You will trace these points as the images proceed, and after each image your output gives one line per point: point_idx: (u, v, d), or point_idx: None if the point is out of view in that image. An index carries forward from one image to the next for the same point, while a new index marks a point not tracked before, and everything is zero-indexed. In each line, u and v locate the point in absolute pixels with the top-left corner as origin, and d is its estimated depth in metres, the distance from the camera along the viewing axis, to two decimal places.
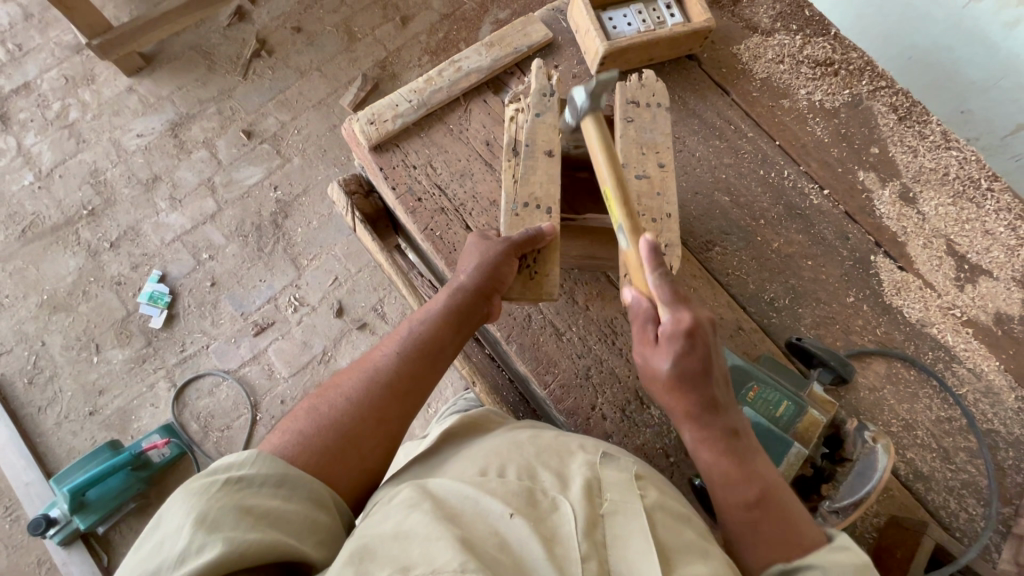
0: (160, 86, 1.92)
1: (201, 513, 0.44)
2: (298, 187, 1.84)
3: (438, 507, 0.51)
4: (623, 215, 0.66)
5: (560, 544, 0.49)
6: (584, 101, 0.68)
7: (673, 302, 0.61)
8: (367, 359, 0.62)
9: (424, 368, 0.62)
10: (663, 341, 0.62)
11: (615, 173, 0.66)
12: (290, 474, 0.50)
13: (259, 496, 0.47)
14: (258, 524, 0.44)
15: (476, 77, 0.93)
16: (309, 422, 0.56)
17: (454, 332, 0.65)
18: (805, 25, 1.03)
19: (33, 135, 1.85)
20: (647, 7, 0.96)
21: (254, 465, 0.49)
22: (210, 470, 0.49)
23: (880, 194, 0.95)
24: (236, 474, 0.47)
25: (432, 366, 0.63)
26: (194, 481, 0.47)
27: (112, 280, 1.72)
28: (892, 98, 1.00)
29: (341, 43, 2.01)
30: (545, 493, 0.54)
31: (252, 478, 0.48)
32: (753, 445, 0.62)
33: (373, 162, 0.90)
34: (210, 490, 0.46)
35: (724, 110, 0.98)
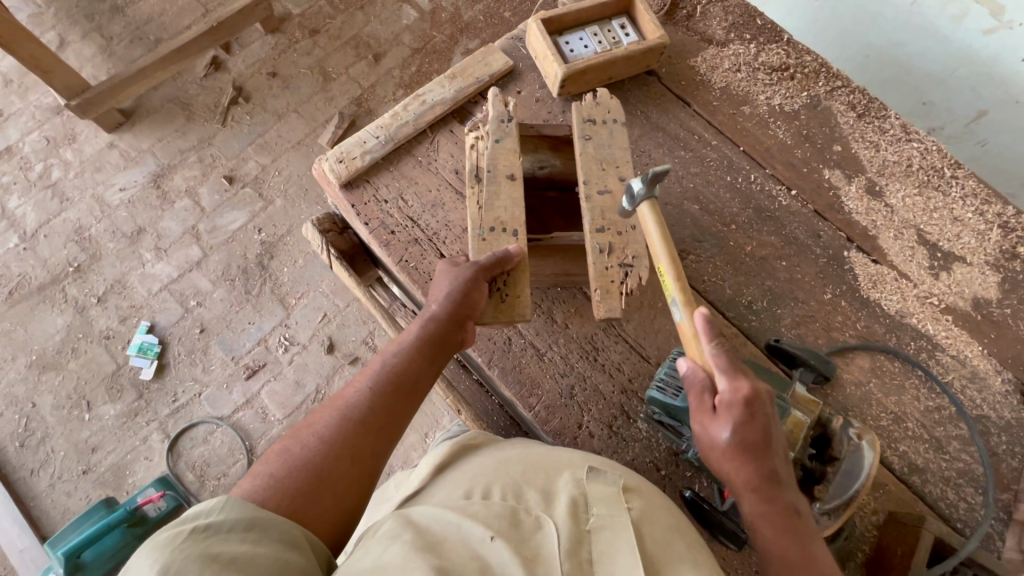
0: (141, 140, 1.95)
1: (164, 565, 0.43)
2: (282, 227, 1.86)
3: (419, 536, 0.51)
4: (678, 292, 0.65)
5: (541, 563, 0.49)
6: (641, 190, 0.65)
7: (729, 368, 0.60)
8: (340, 397, 0.62)
9: (398, 401, 0.62)
10: (728, 406, 0.59)
11: (671, 252, 0.65)
12: (259, 518, 0.49)
13: (227, 542, 0.46)
14: (225, 570, 0.43)
15: (441, 108, 0.95)
16: (280, 465, 0.55)
17: (427, 363, 0.65)
18: (759, 33, 1.06)
19: (17, 198, 1.87)
20: (603, 29, 0.98)
21: (226, 512, 0.49)
22: (178, 521, 0.48)
23: (847, 191, 0.96)
24: (203, 523, 0.47)
25: (405, 398, 0.63)
26: (161, 534, 0.46)
27: (101, 335, 1.72)
28: (849, 97, 1.02)
29: (316, 84, 2.06)
30: (528, 512, 0.54)
31: (219, 525, 0.47)
32: (811, 527, 0.59)
33: (344, 200, 0.91)
34: (177, 541, 0.45)
35: (686, 121, 1.00)
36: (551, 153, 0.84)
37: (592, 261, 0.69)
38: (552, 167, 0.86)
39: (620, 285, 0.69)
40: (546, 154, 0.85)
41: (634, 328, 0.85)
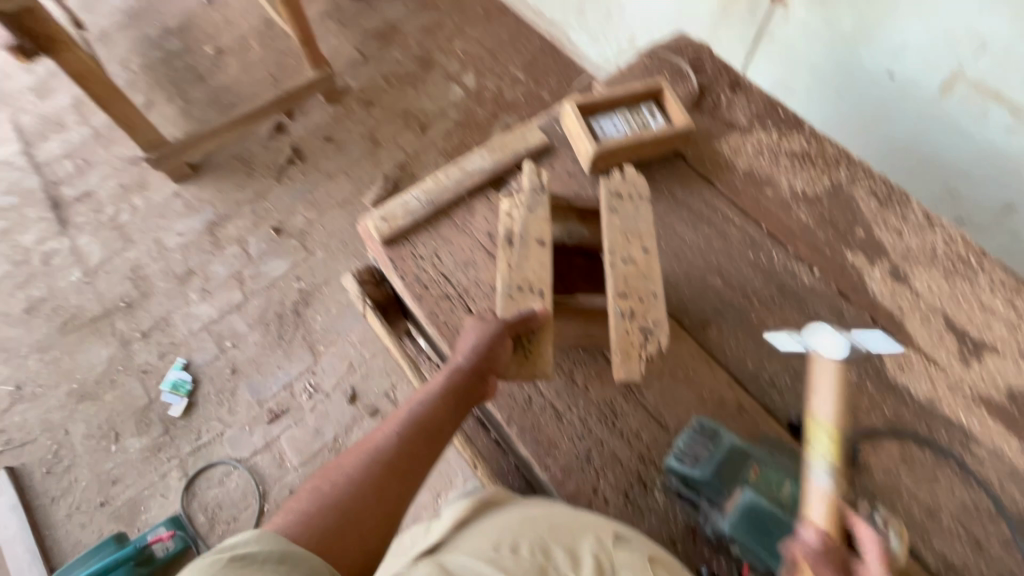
0: (203, 191, 2.13)
1: None
2: (320, 277, 1.95)
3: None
4: None
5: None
6: None
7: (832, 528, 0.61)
8: (369, 440, 0.64)
9: (422, 447, 0.64)
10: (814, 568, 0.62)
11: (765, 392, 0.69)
12: (290, 551, 0.51)
13: (260, 573, 0.48)
14: None
15: (480, 177, 1.03)
16: (312, 502, 0.58)
17: (451, 411, 0.68)
18: (781, 122, 1.13)
19: (86, 236, 2.03)
20: (633, 113, 1.07)
21: (262, 544, 0.51)
22: (215, 549, 0.51)
23: (871, 274, 0.97)
24: (240, 552, 0.49)
25: (430, 443, 0.65)
26: (201, 560, 0.48)
27: (139, 369, 1.80)
28: (871, 185, 1.06)
29: (366, 149, 2.24)
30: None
31: (256, 555, 0.49)
32: None
33: (384, 254, 0.98)
34: (216, 567, 0.47)
35: (710, 200, 1.05)
36: (579, 222, 0.92)
37: (613, 324, 0.73)
38: (580, 236, 0.93)
39: (639, 349, 0.72)
40: (574, 223, 0.91)
41: (654, 396, 0.85)
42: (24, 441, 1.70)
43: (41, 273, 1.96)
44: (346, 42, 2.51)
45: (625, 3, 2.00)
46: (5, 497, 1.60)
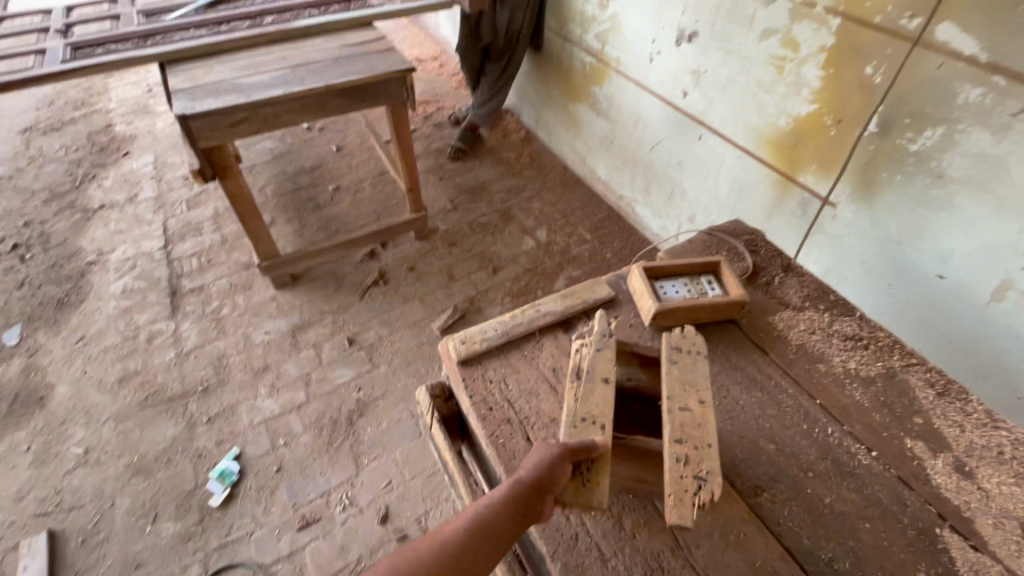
0: (296, 298, 2.41)
1: None
2: (378, 390, 2.07)
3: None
4: None
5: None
6: None
7: None
8: (443, 529, 0.67)
9: (488, 549, 0.67)
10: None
11: None
12: None
13: None
14: None
15: (551, 317, 1.17)
16: None
17: (517, 519, 0.70)
18: (832, 305, 1.23)
19: (189, 323, 2.30)
20: (692, 281, 1.21)
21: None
22: None
23: (933, 464, 0.96)
24: None
25: (496, 547, 0.68)
26: None
27: (195, 452, 1.89)
28: (926, 374, 1.10)
29: (442, 281, 2.50)
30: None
31: None
32: None
33: (458, 372, 1.09)
34: None
35: (764, 367, 1.11)
36: (639, 369, 1.00)
37: (668, 467, 0.77)
38: (639, 381, 1.01)
39: (694, 495, 0.74)
40: (635, 369, 1.00)
41: (704, 557, 0.84)
42: (72, 506, 1.76)
43: (142, 349, 2.19)
44: (442, 193, 2.96)
45: (687, 189, 2.30)
46: (36, 562, 1.62)
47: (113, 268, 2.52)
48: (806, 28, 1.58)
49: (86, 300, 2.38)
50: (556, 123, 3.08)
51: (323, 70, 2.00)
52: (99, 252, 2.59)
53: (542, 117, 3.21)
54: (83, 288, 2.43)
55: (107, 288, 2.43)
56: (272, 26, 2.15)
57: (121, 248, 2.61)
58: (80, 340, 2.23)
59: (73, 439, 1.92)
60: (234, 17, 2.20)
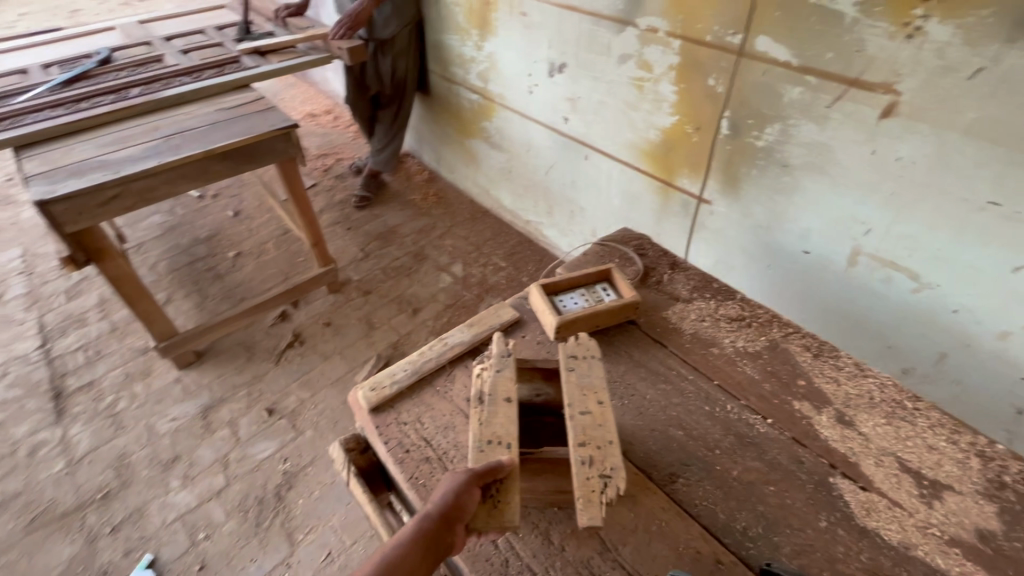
0: (203, 376, 2.24)
1: None
2: (306, 457, 1.95)
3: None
4: None
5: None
6: None
7: None
8: None
9: None
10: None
11: None
12: None
13: None
14: None
15: (459, 348, 1.17)
16: None
17: (425, 557, 0.70)
18: (716, 293, 1.33)
19: (79, 424, 2.06)
20: (589, 291, 1.27)
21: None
22: None
23: (819, 420, 1.06)
24: None
25: None
26: None
27: (99, 569, 1.67)
28: (802, 340, 1.21)
29: (362, 332, 2.43)
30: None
31: None
32: None
33: (370, 421, 1.06)
34: None
35: (664, 359, 1.18)
36: (545, 382, 1.02)
37: (574, 472, 0.79)
38: (547, 395, 1.03)
39: (601, 494, 0.77)
40: (540, 384, 1.02)
41: (631, 553, 0.87)
42: None
43: (22, 465, 1.93)
44: (351, 243, 2.91)
45: (584, 206, 2.43)
46: None
47: None
48: (655, 51, 1.76)
49: None
50: (456, 161, 3.16)
51: (200, 136, 1.93)
52: None
53: (441, 156, 3.28)
54: None
55: None
56: (139, 97, 2.06)
57: None
58: None
59: None
60: (95, 92, 2.09)
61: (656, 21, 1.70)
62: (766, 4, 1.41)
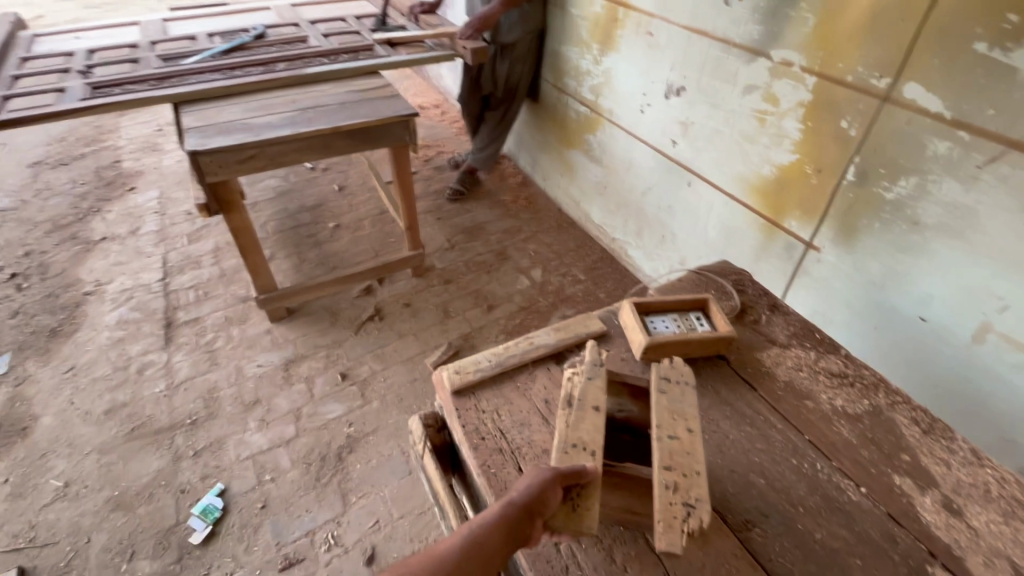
0: (290, 331, 2.42)
1: None
2: (369, 426, 2.05)
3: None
4: None
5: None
6: None
7: None
8: (432, 550, 0.68)
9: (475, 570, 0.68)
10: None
11: None
12: None
13: None
14: None
15: (543, 349, 1.19)
16: None
17: (505, 541, 0.71)
18: (817, 344, 1.26)
19: (182, 354, 2.29)
20: (681, 317, 1.25)
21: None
22: None
23: (922, 501, 0.97)
24: None
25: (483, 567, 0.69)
26: None
27: (178, 487, 1.84)
28: (911, 412, 1.12)
29: (437, 318, 2.52)
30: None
31: None
32: None
33: (451, 402, 1.10)
34: None
35: (752, 402, 1.13)
36: (630, 400, 1.02)
37: (658, 494, 0.78)
38: (629, 412, 1.02)
39: (683, 522, 0.76)
40: (625, 400, 1.02)
41: None
42: (46, 542, 1.69)
43: (131, 380, 2.17)
44: (440, 232, 3.03)
45: (677, 232, 2.37)
46: None
47: (109, 298, 2.53)
48: (785, 85, 1.69)
49: (79, 330, 2.37)
50: (552, 168, 3.20)
51: (330, 113, 2.10)
52: (96, 282, 2.61)
53: (538, 163, 3.34)
54: (77, 318, 2.43)
55: (102, 318, 2.43)
56: (284, 72, 2.27)
57: (119, 279, 2.63)
58: (70, 369, 2.21)
59: (53, 472, 1.87)
60: (248, 63, 2.32)
61: (792, 55, 1.64)
62: (924, 50, 1.32)
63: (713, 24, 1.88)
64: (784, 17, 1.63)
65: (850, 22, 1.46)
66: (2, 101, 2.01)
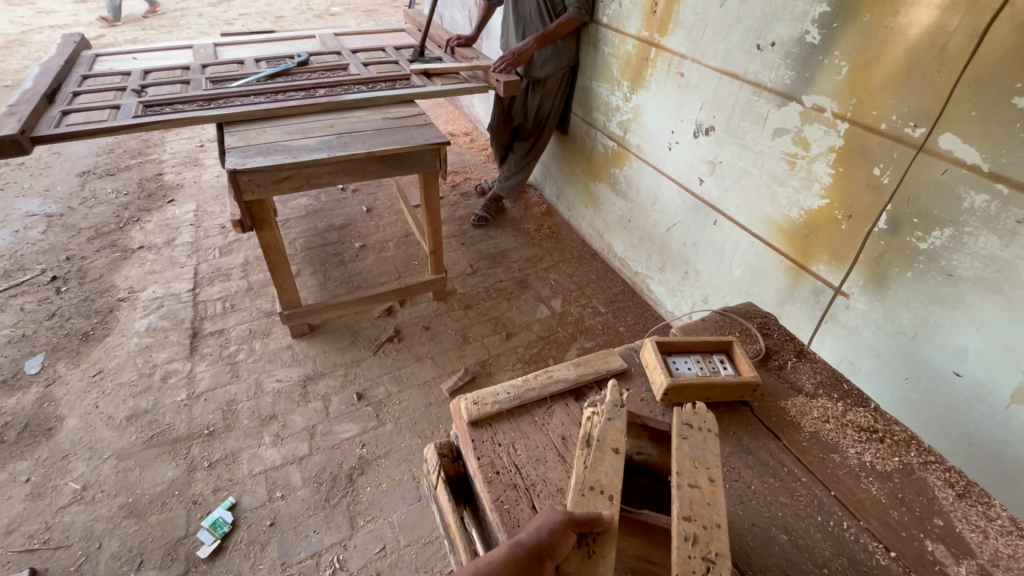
0: (311, 348, 2.45)
1: None
2: (382, 448, 2.04)
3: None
4: None
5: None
6: None
7: None
8: None
9: None
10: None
11: None
12: None
13: None
14: None
15: (563, 384, 1.18)
16: None
17: None
18: (845, 395, 1.22)
19: (205, 365, 2.34)
20: (704, 358, 1.23)
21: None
22: None
23: (956, 571, 0.92)
24: None
25: None
26: None
27: (190, 498, 1.85)
28: (945, 473, 1.07)
29: (455, 343, 2.53)
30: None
31: None
32: None
33: (467, 433, 1.09)
34: None
35: (776, 452, 1.10)
36: (649, 444, 0.99)
37: (676, 545, 0.76)
38: (648, 455, 1.00)
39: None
40: (644, 443, 0.99)
41: None
42: (59, 544, 1.71)
43: (155, 387, 2.22)
44: (462, 258, 3.06)
45: (701, 270, 2.36)
46: None
47: (141, 306, 2.61)
48: (816, 130, 1.69)
49: (110, 335, 2.45)
50: (576, 200, 3.23)
51: (365, 138, 2.17)
52: (130, 289, 2.70)
53: (563, 193, 3.37)
54: (109, 323, 2.51)
55: (132, 325, 2.50)
56: (324, 97, 2.37)
57: (152, 288, 2.72)
58: (98, 373, 2.27)
59: (73, 474, 1.90)
60: (291, 88, 2.43)
61: (824, 101, 1.65)
62: (961, 101, 1.31)
63: (744, 68, 1.90)
64: (816, 64, 1.64)
65: (884, 71, 1.47)
66: (61, 115, 2.13)
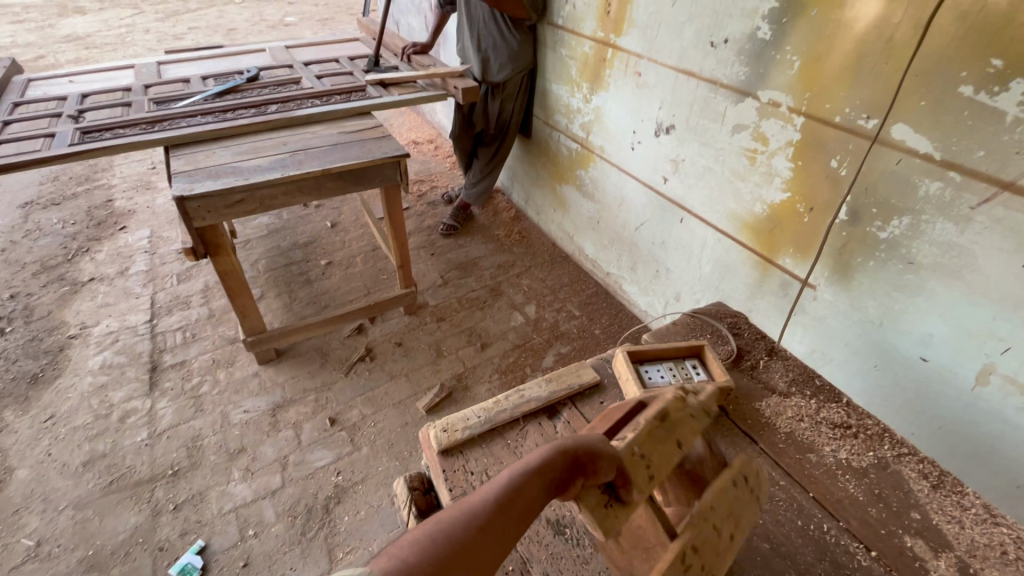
0: (279, 374, 2.36)
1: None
2: (358, 474, 1.98)
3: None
4: None
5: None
6: None
7: None
8: (467, 502, 0.67)
9: (514, 518, 0.68)
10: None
11: None
12: None
13: None
14: None
15: (535, 402, 1.14)
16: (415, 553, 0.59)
17: (543, 488, 0.72)
18: (818, 391, 1.22)
19: (166, 400, 2.22)
20: (677, 365, 1.21)
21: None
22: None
23: (936, 565, 0.92)
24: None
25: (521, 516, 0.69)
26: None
27: (156, 545, 1.75)
28: (919, 465, 1.07)
29: (429, 357, 2.47)
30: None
31: None
32: None
33: (438, 462, 1.04)
34: None
35: (754, 457, 1.08)
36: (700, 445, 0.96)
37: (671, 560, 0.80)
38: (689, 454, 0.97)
39: None
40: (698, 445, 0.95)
41: None
42: None
43: (113, 428, 2.11)
44: (433, 269, 3.01)
45: (671, 268, 2.36)
46: None
47: (94, 342, 2.47)
48: (773, 125, 1.70)
49: (62, 375, 2.31)
50: (544, 203, 3.21)
51: (321, 155, 2.09)
52: (82, 325, 2.56)
53: (531, 197, 3.35)
54: (60, 363, 2.37)
55: (85, 363, 2.37)
56: (276, 114, 2.28)
57: (105, 322, 2.58)
58: (49, 418, 2.14)
59: (25, 530, 1.78)
60: (240, 106, 2.34)
61: (780, 96, 1.65)
62: (911, 91, 1.33)
63: (700, 66, 1.90)
64: (769, 59, 1.65)
65: (835, 64, 1.48)
66: None
